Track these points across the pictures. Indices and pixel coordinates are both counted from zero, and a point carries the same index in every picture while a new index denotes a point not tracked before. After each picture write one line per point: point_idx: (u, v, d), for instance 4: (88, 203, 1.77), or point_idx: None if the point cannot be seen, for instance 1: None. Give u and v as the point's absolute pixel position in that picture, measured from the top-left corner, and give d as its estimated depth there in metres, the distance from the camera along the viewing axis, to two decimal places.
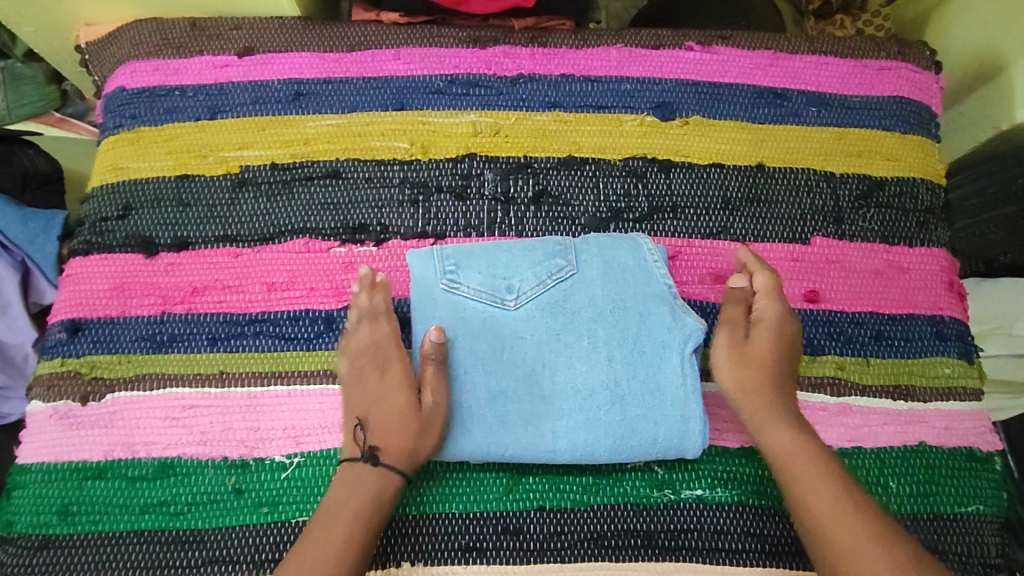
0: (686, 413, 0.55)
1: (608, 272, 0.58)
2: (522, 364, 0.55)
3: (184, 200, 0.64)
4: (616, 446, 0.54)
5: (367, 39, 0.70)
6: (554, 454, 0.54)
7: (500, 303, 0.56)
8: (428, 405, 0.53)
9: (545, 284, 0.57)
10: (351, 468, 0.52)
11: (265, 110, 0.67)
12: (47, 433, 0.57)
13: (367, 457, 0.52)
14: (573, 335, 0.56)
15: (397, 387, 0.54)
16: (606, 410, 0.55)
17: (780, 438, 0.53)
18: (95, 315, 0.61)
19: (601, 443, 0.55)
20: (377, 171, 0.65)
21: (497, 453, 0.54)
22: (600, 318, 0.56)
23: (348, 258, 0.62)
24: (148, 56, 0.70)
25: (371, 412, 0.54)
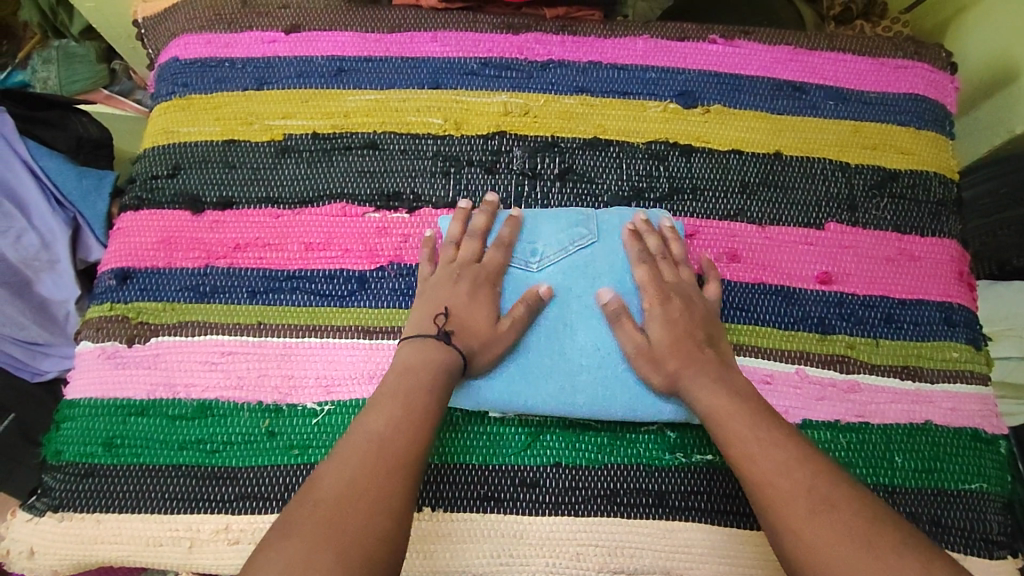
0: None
1: (629, 240, 0.61)
2: (544, 322, 0.59)
3: (230, 163, 0.68)
4: (633, 402, 0.57)
5: (407, 21, 0.74)
6: (573, 407, 0.57)
7: (523, 265, 0.60)
8: (501, 330, 0.56)
9: (568, 249, 0.61)
10: (414, 347, 0.54)
11: (308, 84, 0.71)
12: (95, 371, 0.61)
13: (421, 339, 0.55)
14: (593, 298, 0.59)
15: (486, 302, 0.57)
16: (622, 368, 0.57)
17: (715, 401, 0.52)
18: (143, 266, 0.65)
19: (618, 400, 0.57)
20: (412, 144, 0.69)
21: (520, 403, 0.57)
22: (618, 284, 0.60)
23: (382, 223, 0.66)
24: (200, 30, 0.74)
25: (456, 309, 0.57)
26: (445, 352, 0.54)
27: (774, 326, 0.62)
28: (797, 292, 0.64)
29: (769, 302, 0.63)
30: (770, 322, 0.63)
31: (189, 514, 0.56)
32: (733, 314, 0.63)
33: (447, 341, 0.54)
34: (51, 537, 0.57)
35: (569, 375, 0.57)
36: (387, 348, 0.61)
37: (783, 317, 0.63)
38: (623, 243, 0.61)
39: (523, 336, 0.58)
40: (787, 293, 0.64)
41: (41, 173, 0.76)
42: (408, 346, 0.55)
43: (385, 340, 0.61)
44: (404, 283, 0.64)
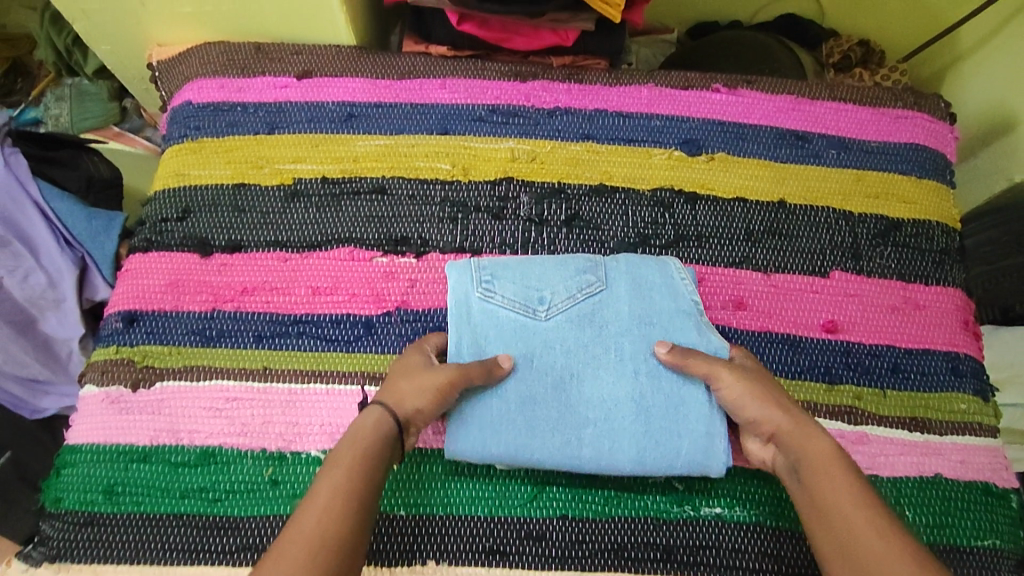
0: (713, 429, 0.57)
1: (637, 289, 0.61)
2: (554, 371, 0.58)
3: (239, 207, 0.69)
4: (639, 455, 0.56)
5: (416, 69, 0.75)
6: (579, 461, 0.56)
7: (531, 313, 0.60)
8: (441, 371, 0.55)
9: (575, 296, 0.60)
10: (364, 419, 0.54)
11: (319, 128, 0.72)
12: (98, 416, 0.61)
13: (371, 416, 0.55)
14: (601, 348, 0.59)
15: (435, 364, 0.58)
16: (630, 422, 0.57)
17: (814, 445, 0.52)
18: (150, 308, 0.65)
19: (625, 454, 0.56)
20: (420, 189, 0.70)
21: (525, 458, 0.56)
22: (626, 333, 0.60)
23: (389, 268, 0.66)
24: (213, 74, 0.76)
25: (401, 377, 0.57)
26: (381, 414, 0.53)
27: (781, 375, 0.62)
28: (803, 340, 0.64)
29: (776, 351, 0.63)
30: (776, 371, 0.62)
31: (188, 566, 0.55)
32: None
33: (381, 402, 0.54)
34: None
35: (575, 429, 0.57)
36: None
37: (790, 366, 0.63)
38: (632, 291, 0.61)
39: (530, 387, 0.58)
40: (793, 341, 0.64)
41: (51, 215, 0.76)
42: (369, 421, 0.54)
43: None
44: (410, 329, 0.64)
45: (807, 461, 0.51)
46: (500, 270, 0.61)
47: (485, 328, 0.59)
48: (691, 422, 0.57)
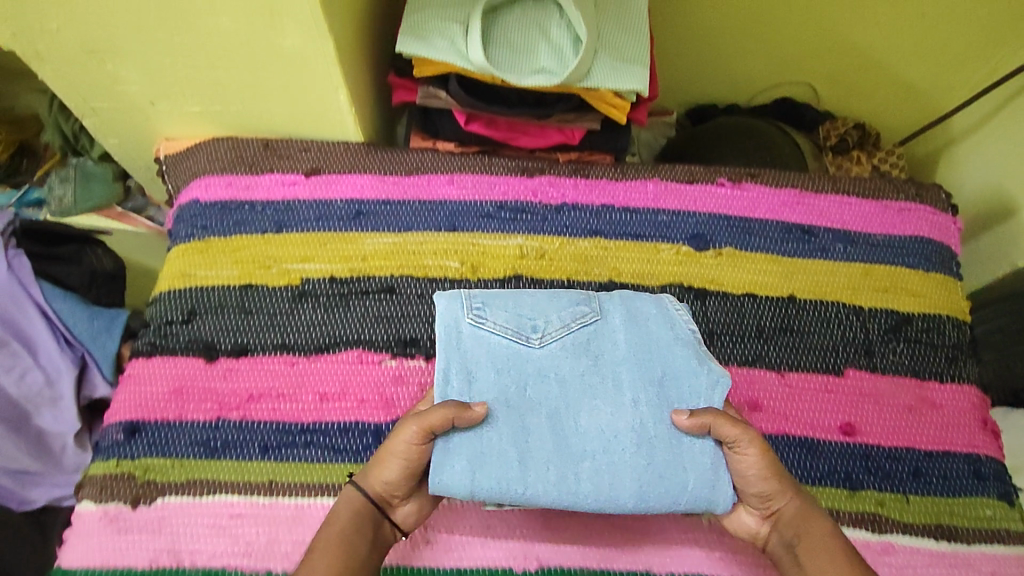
0: (718, 460, 0.54)
1: (633, 323, 0.60)
2: (549, 400, 0.55)
3: (247, 309, 0.68)
4: (642, 490, 0.53)
5: (423, 164, 0.76)
6: (578, 497, 0.53)
7: (525, 341, 0.57)
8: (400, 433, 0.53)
9: (570, 326, 0.59)
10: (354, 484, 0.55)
11: (327, 227, 0.73)
12: (95, 536, 0.58)
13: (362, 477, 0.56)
14: (597, 377, 0.56)
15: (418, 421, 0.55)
16: (630, 455, 0.54)
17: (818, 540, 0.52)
18: (153, 418, 0.63)
19: (628, 490, 0.53)
20: (429, 288, 0.69)
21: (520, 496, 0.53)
22: (625, 361, 0.57)
23: (399, 371, 0.65)
24: (221, 172, 0.76)
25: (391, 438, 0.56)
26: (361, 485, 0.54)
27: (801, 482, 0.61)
28: (821, 443, 0.63)
29: (794, 456, 0.62)
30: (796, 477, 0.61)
31: None
32: None
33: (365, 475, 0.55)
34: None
35: (573, 463, 0.53)
36: None
37: (810, 472, 0.61)
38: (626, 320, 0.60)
39: (524, 417, 0.54)
40: (812, 445, 0.62)
41: (53, 316, 0.76)
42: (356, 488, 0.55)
43: None
44: None
45: (807, 538, 0.52)
46: (490, 300, 0.59)
47: (475, 355, 0.56)
48: (696, 451, 0.54)
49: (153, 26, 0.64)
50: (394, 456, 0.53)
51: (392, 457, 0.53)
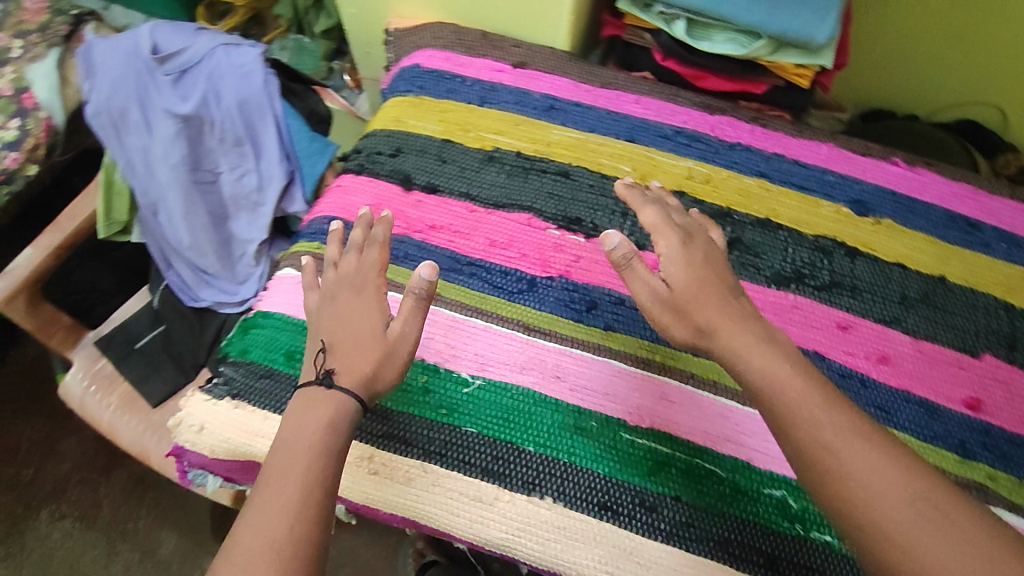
0: (818, 13, 0.74)
1: None
2: None
3: (443, 159, 0.78)
4: (763, 13, 0.74)
5: (617, 81, 0.84)
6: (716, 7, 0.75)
7: None
8: (395, 331, 0.58)
9: None
10: (306, 399, 0.55)
11: (523, 111, 0.82)
12: (291, 294, 0.69)
13: (308, 386, 0.55)
14: None
15: (374, 308, 0.59)
16: None
17: (768, 369, 0.49)
18: (353, 221, 0.74)
19: (754, 10, 0.74)
20: (599, 183, 0.77)
21: None
22: None
23: (560, 241, 0.73)
24: (443, 48, 0.86)
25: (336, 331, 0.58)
26: (335, 401, 0.54)
27: (914, 435, 0.62)
28: (942, 409, 0.64)
29: (911, 411, 0.64)
30: (911, 430, 0.63)
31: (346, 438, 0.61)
32: (873, 413, 0.64)
33: (330, 383, 0.55)
34: (221, 420, 0.63)
35: None
36: (541, 346, 0.66)
37: (923, 430, 0.63)
38: None
39: None
40: (930, 407, 0.64)
41: (283, 130, 0.90)
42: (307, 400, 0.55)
43: (541, 339, 0.66)
44: (568, 295, 0.69)
45: None
46: None
47: None
48: (808, 14, 0.73)
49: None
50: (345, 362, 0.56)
51: (362, 353, 0.56)
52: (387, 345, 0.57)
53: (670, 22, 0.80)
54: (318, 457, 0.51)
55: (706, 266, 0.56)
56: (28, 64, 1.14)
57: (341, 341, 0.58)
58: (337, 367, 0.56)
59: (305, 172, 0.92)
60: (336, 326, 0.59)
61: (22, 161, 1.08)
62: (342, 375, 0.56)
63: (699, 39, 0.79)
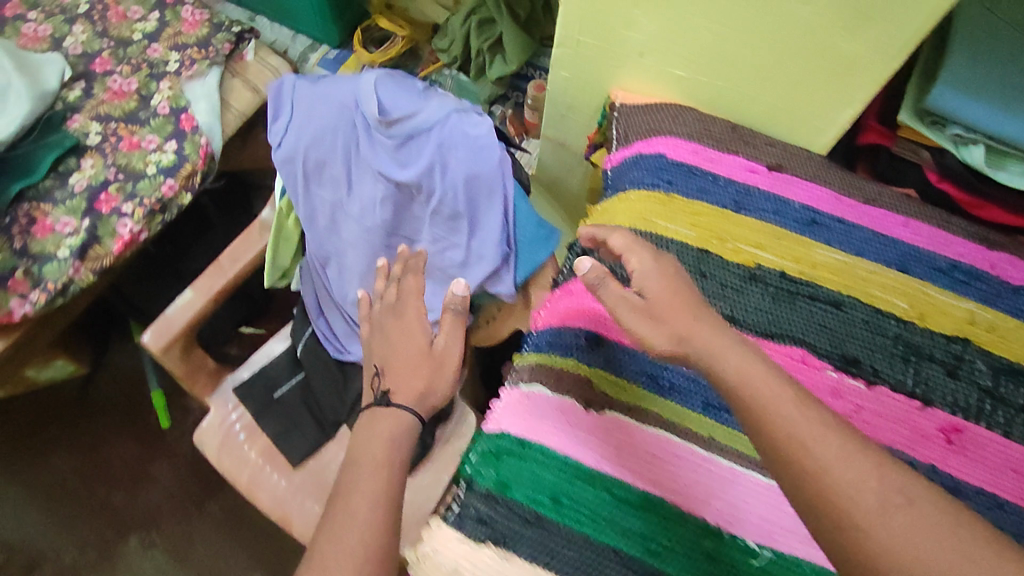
0: None
1: None
2: None
3: (703, 273, 0.71)
4: None
5: (880, 198, 0.77)
6: None
7: None
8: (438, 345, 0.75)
9: None
10: (375, 419, 0.70)
11: (784, 224, 0.74)
12: (551, 421, 0.63)
13: (399, 414, 0.70)
14: None
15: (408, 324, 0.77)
16: None
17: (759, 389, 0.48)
18: (611, 337, 0.67)
19: None
20: (874, 318, 0.70)
21: (975, 120, 0.67)
22: None
23: (838, 385, 0.67)
24: (688, 137, 0.78)
25: (394, 357, 0.75)
26: (396, 416, 0.70)
27: None
28: None
29: None
30: None
31: None
32: None
33: (388, 402, 0.72)
34: (488, 569, 0.57)
35: None
36: None
37: None
38: None
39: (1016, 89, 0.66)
40: None
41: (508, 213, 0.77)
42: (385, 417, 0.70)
43: None
44: None
45: None
46: None
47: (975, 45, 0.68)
48: None
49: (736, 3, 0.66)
50: (414, 381, 0.73)
51: (411, 370, 0.74)
52: (434, 362, 0.74)
53: (964, 146, 0.71)
54: (386, 475, 0.63)
55: (681, 280, 0.56)
56: (187, 82, 1.07)
57: (394, 363, 0.75)
58: (391, 388, 0.73)
59: (522, 257, 0.79)
60: (386, 351, 0.76)
61: (178, 190, 1.01)
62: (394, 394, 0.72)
63: (995, 170, 0.70)
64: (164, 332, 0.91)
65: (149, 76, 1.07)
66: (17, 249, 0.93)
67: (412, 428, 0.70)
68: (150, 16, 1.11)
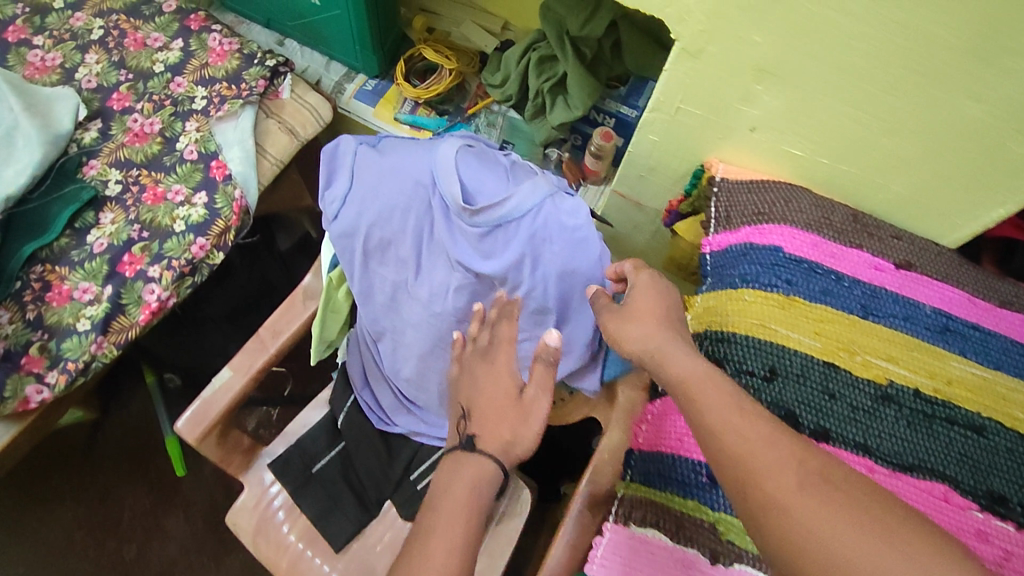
0: None
1: None
2: None
3: (831, 392, 0.63)
4: None
5: (1015, 300, 0.69)
6: None
7: None
8: (528, 395, 0.63)
9: None
10: (454, 462, 0.63)
11: (916, 332, 0.66)
12: None
13: (481, 463, 0.62)
14: None
15: (496, 369, 0.65)
16: None
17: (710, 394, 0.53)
18: None
19: None
20: (1019, 446, 0.62)
21: None
22: None
23: (982, 526, 0.59)
24: (806, 227, 0.69)
25: (476, 400, 0.65)
26: (478, 463, 0.62)
27: None
28: None
29: None
30: None
31: None
32: None
33: (471, 446, 0.63)
34: None
35: None
36: None
37: None
38: None
39: None
40: None
41: None
42: (470, 462, 0.62)
43: None
44: None
45: None
46: None
47: None
48: None
49: (890, 93, 0.59)
50: (503, 429, 0.63)
51: (496, 419, 0.63)
52: (521, 413, 0.63)
53: None
54: (467, 525, 0.58)
55: (671, 298, 0.61)
56: (218, 124, 0.95)
57: (479, 409, 0.65)
58: (476, 432, 0.64)
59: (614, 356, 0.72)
60: (471, 391, 0.66)
61: (209, 249, 0.90)
62: (482, 441, 0.63)
63: None
64: (199, 421, 0.82)
65: (173, 115, 0.96)
66: (31, 320, 0.83)
67: (496, 484, 0.62)
68: (172, 45, 0.99)
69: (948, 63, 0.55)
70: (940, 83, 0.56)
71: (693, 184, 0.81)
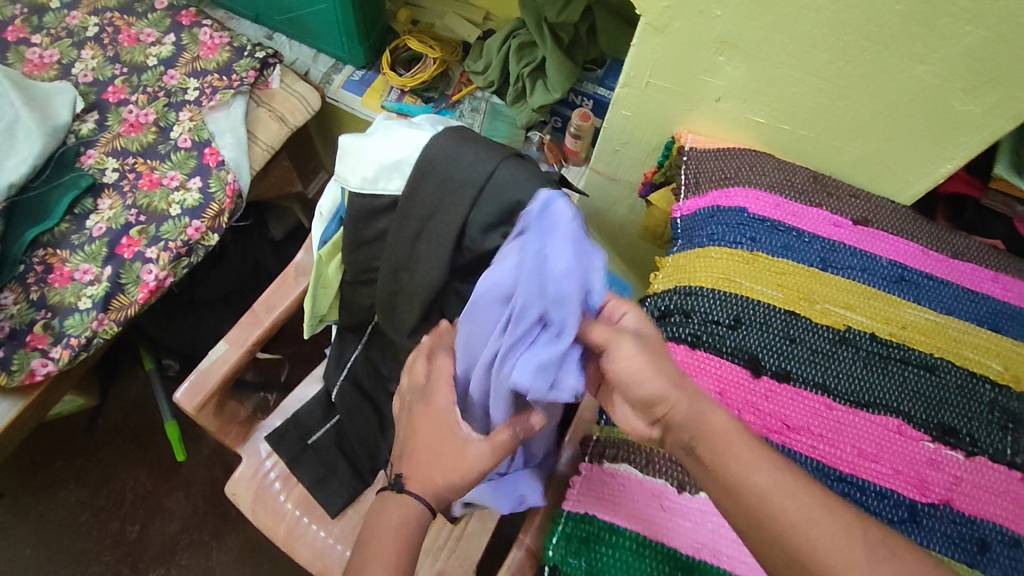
0: None
1: None
2: None
3: (791, 337, 0.67)
4: None
5: (968, 251, 0.73)
6: None
7: None
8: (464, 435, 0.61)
9: None
10: (383, 499, 0.63)
11: (873, 282, 0.70)
12: (643, 505, 0.61)
13: (408, 504, 0.61)
14: None
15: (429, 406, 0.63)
16: None
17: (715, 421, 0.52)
18: None
19: None
20: (968, 383, 0.66)
21: None
22: None
23: (935, 456, 0.63)
24: (769, 189, 0.74)
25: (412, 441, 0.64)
26: (407, 505, 0.62)
27: None
28: None
29: None
30: None
31: None
32: None
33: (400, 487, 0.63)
34: None
35: None
36: None
37: None
38: None
39: None
40: None
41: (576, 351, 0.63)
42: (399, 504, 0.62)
43: None
44: (955, 530, 0.60)
45: None
46: None
47: None
48: None
49: (841, 59, 0.64)
50: (434, 473, 0.61)
51: (427, 461, 0.61)
52: (457, 450, 0.61)
53: None
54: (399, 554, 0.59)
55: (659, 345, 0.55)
56: (209, 113, 0.99)
57: (411, 450, 0.63)
58: (405, 471, 0.63)
59: None
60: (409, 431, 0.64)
61: (204, 231, 0.93)
62: (411, 481, 0.62)
63: None
64: (197, 391, 0.85)
65: (167, 105, 1.00)
66: (35, 301, 0.87)
67: (425, 520, 0.62)
68: (165, 40, 1.03)
69: (889, 28, 0.60)
70: (888, 49, 0.62)
71: (664, 157, 0.86)
